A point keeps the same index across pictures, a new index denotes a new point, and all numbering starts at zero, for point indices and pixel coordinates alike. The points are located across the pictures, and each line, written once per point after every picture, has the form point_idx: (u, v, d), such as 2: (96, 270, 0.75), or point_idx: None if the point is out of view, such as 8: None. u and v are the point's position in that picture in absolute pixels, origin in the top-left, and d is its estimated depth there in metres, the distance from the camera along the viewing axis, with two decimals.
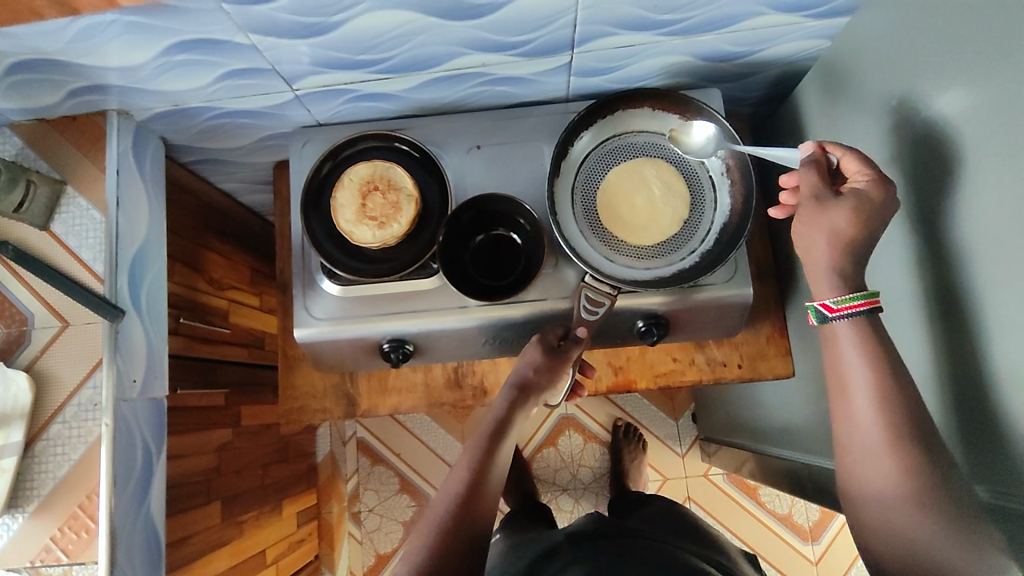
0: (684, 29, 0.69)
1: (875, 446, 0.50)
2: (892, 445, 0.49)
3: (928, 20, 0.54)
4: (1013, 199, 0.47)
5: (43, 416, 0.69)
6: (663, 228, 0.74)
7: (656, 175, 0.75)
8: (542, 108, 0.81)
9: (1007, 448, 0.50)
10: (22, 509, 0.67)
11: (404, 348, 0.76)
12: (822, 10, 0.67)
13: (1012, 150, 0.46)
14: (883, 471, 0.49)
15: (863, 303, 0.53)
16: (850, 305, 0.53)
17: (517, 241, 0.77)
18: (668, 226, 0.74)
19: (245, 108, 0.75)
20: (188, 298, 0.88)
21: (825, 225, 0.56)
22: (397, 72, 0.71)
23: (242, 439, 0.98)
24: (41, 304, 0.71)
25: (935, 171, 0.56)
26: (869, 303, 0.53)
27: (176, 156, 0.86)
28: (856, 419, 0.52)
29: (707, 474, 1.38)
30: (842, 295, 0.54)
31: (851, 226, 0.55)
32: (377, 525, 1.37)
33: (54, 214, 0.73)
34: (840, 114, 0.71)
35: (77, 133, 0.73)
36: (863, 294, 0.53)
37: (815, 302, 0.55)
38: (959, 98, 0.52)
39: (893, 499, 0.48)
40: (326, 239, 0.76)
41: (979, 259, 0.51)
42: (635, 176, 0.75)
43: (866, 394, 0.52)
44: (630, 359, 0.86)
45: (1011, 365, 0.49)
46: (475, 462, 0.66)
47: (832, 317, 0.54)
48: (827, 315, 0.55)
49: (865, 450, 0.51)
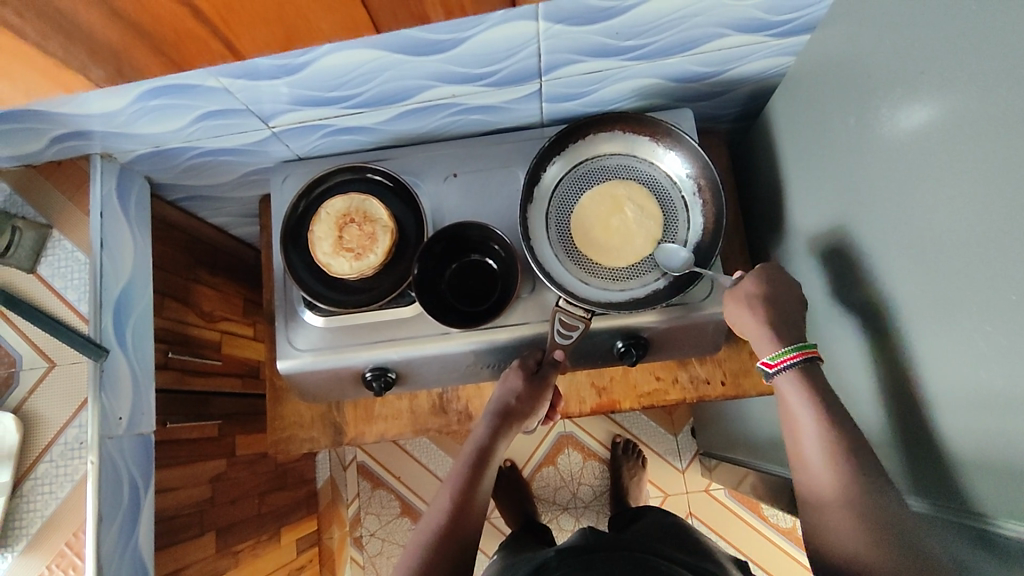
0: (648, 54, 0.70)
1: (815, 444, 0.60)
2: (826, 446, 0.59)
3: (883, 38, 0.55)
4: (964, 216, 0.47)
5: (31, 456, 0.70)
6: (643, 243, 0.74)
7: (629, 196, 0.75)
8: (517, 134, 0.82)
9: (976, 465, 0.49)
10: (11, 548, 0.69)
11: (387, 376, 0.77)
12: (784, 29, 0.68)
13: (964, 165, 0.46)
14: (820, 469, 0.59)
15: (796, 355, 0.63)
16: (785, 358, 0.63)
17: (493, 267, 0.78)
18: (642, 247, 0.74)
19: (225, 146, 0.77)
20: (178, 332, 0.90)
21: (749, 287, 0.68)
22: (370, 107, 0.73)
23: (236, 469, 0.99)
24: (30, 347, 0.73)
25: (894, 187, 0.56)
26: (801, 353, 0.63)
27: (163, 195, 0.88)
28: (797, 420, 0.62)
29: (708, 490, 1.36)
30: (779, 351, 0.64)
31: (756, 285, 0.68)
32: (379, 549, 1.37)
33: (41, 257, 0.75)
34: (807, 130, 0.71)
35: (63, 178, 0.76)
36: (794, 347, 0.64)
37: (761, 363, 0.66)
38: (912, 115, 0.52)
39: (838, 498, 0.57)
40: (306, 273, 0.77)
41: (938, 278, 0.51)
42: (602, 198, 0.76)
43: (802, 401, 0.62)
44: (614, 379, 0.86)
45: (975, 382, 0.48)
46: (457, 487, 0.66)
47: (775, 371, 0.64)
48: (769, 372, 0.65)
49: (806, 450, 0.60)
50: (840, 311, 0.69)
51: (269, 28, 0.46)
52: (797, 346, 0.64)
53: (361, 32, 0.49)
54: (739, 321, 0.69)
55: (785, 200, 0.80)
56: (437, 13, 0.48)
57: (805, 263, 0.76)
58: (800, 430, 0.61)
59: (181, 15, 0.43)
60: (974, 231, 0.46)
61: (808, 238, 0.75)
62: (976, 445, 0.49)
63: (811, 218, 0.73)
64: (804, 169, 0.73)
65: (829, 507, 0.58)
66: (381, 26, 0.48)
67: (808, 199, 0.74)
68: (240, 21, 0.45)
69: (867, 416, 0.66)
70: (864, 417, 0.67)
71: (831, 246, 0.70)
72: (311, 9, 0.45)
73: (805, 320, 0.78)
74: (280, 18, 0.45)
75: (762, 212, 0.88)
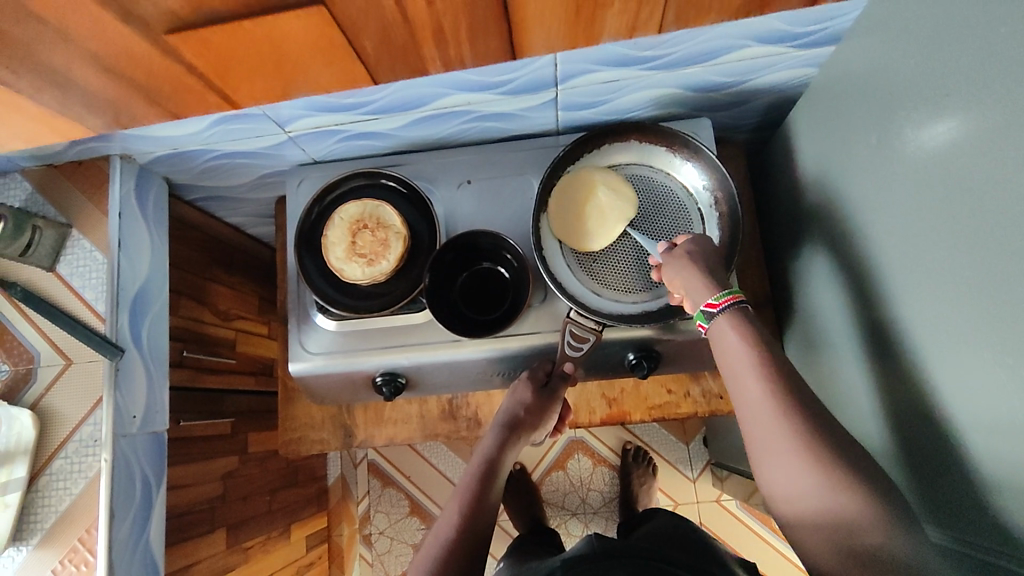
0: (666, 64, 0.69)
1: (748, 370, 0.55)
2: (762, 370, 0.54)
3: (908, 54, 0.53)
4: (986, 243, 0.45)
5: (47, 452, 0.72)
6: (613, 225, 0.73)
7: (602, 178, 0.73)
8: (533, 141, 0.82)
9: (996, 498, 0.48)
10: (26, 542, 0.70)
11: (396, 382, 0.77)
12: (807, 41, 0.67)
13: (988, 191, 0.45)
14: (753, 394, 0.54)
15: (733, 297, 0.59)
16: (725, 299, 0.59)
17: (505, 276, 0.78)
18: (614, 228, 0.73)
19: (241, 149, 0.77)
20: (194, 331, 0.91)
21: (688, 243, 0.66)
22: (384, 113, 0.73)
23: (249, 466, 1.00)
24: (48, 344, 0.74)
25: (913, 207, 0.54)
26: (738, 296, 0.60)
27: (181, 195, 0.89)
28: (728, 350, 0.57)
29: (719, 500, 1.35)
30: (717, 293, 0.60)
31: (696, 242, 0.66)
32: (387, 548, 1.38)
33: (60, 256, 0.76)
34: (827, 141, 0.70)
35: (82, 178, 0.77)
36: (730, 290, 0.60)
37: (699, 307, 0.61)
38: (934, 135, 0.51)
39: (772, 419, 0.52)
40: (320, 278, 0.77)
41: (959, 305, 0.50)
42: (579, 189, 0.74)
43: (734, 333, 0.57)
44: (624, 391, 0.85)
45: (996, 413, 0.47)
46: (466, 503, 0.66)
47: (716, 312, 0.59)
48: (709, 314, 0.60)
49: (740, 378, 0.55)
50: (852, 331, 0.68)
51: (267, 78, 0.47)
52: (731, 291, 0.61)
53: (359, 85, 0.49)
54: (674, 278, 0.65)
55: (802, 214, 0.79)
56: (436, 68, 0.48)
57: (821, 279, 0.75)
58: (733, 361, 0.56)
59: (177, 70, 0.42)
60: (996, 259, 0.45)
61: (825, 253, 0.73)
62: (995, 478, 0.48)
63: (828, 233, 0.72)
64: (823, 183, 0.72)
65: (764, 432, 0.52)
66: (378, 78, 0.48)
67: (826, 214, 0.72)
68: (239, 72, 0.45)
69: (879, 440, 0.65)
70: (877, 441, 0.66)
71: (846, 263, 0.68)
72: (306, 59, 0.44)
73: (821, 336, 0.76)
74: (276, 71, 0.46)
75: (779, 225, 0.87)
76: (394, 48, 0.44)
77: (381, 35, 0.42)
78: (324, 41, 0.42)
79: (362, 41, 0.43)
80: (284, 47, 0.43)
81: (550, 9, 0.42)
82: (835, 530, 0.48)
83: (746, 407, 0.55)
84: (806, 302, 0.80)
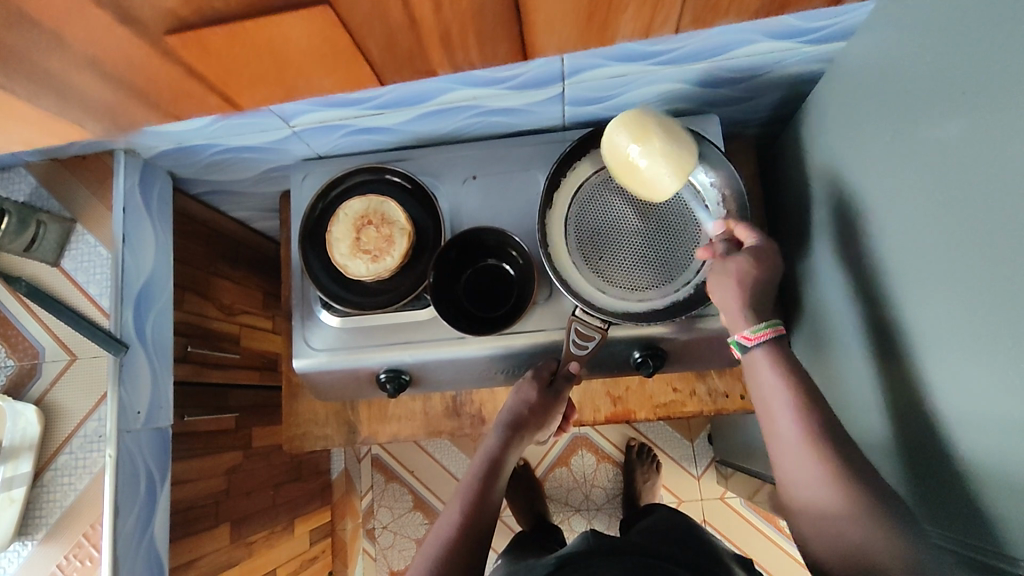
0: (675, 59, 0.67)
1: (780, 398, 0.57)
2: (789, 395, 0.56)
3: (919, 51, 0.52)
4: (995, 246, 0.44)
5: (51, 448, 0.72)
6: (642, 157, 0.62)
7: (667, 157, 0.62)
8: (538, 136, 0.81)
9: (998, 503, 0.47)
10: (32, 537, 0.70)
11: (401, 378, 0.76)
12: (819, 36, 0.65)
13: (995, 191, 0.44)
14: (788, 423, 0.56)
15: (770, 331, 0.60)
16: (761, 334, 0.60)
17: (510, 273, 0.78)
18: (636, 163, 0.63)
19: (246, 144, 0.77)
20: (198, 326, 0.91)
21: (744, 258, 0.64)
22: (389, 108, 0.72)
23: (253, 461, 1.00)
24: (52, 339, 0.74)
25: (920, 207, 0.54)
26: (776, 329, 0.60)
27: (185, 189, 0.89)
28: (759, 374, 0.60)
29: (723, 497, 1.35)
30: (754, 326, 0.61)
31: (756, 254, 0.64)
32: (391, 542, 1.38)
33: (64, 251, 0.76)
34: (837, 137, 0.69)
35: (86, 174, 0.76)
36: (769, 324, 0.60)
37: (736, 335, 0.62)
38: (942, 133, 0.50)
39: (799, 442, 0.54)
40: (324, 275, 0.77)
41: (963, 310, 0.49)
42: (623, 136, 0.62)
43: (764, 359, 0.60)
44: (629, 389, 0.85)
45: (998, 417, 0.46)
46: (467, 502, 0.65)
47: (750, 346, 0.61)
48: (745, 346, 0.61)
49: (772, 404, 0.58)
50: (858, 332, 0.67)
51: (269, 87, 0.44)
52: (768, 323, 0.61)
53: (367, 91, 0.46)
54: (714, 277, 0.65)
55: (810, 210, 0.78)
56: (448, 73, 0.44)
57: (828, 278, 0.74)
58: (765, 387, 0.59)
59: (177, 80, 0.41)
60: (1004, 261, 0.44)
61: (832, 252, 0.72)
62: (995, 481, 0.47)
63: (835, 230, 0.71)
64: (831, 180, 0.71)
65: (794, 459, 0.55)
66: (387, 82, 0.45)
67: (833, 211, 0.71)
68: (239, 83, 0.42)
69: (881, 441, 0.65)
70: (880, 443, 0.65)
71: (852, 261, 0.67)
72: (311, 73, 0.42)
73: (828, 334, 0.75)
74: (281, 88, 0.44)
75: (787, 223, 0.86)
76: (400, 55, 0.41)
77: (388, 42, 0.40)
78: (327, 47, 0.39)
79: (366, 46, 0.40)
80: (283, 58, 0.40)
81: (567, 18, 0.39)
82: (845, 532, 0.49)
83: (773, 419, 0.57)
84: (813, 301, 0.79)
